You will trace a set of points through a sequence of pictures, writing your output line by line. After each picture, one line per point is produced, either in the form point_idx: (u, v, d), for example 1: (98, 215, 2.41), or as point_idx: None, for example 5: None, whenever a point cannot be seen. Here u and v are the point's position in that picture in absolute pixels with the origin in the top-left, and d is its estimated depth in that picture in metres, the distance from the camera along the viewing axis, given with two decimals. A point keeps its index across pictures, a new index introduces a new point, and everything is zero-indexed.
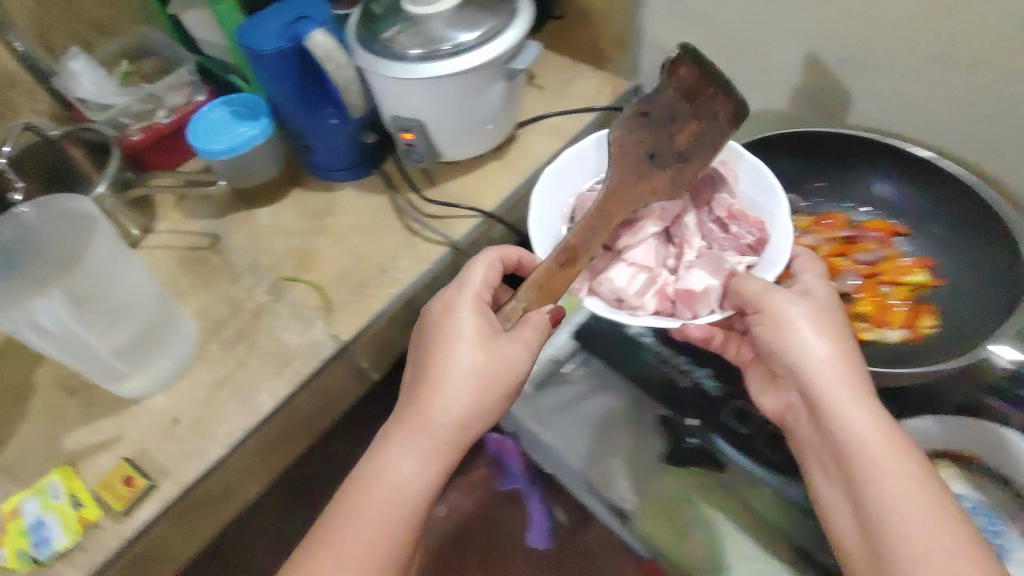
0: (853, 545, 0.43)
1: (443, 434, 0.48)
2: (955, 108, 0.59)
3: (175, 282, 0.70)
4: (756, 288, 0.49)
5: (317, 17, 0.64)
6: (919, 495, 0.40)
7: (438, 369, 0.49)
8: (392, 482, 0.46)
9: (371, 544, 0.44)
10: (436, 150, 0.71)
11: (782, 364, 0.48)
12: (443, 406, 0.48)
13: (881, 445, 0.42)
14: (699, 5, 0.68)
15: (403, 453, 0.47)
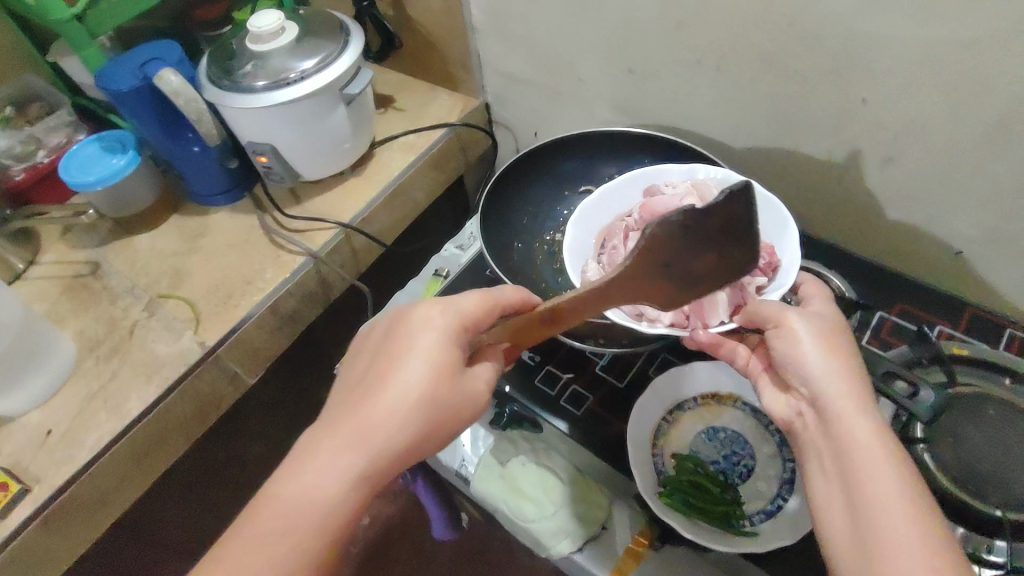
0: (841, 545, 0.40)
1: (381, 453, 0.41)
2: (722, 105, 0.66)
3: (57, 307, 0.75)
4: (773, 307, 0.50)
5: (168, 58, 0.70)
6: (902, 495, 0.39)
7: (388, 376, 0.44)
8: (300, 500, 0.39)
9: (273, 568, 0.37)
10: (296, 171, 0.79)
11: (802, 374, 0.47)
12: (388, 416, 0.42)
13: (876, 449, 0.42)
14: (515, 29, 0.77)
15: (328, 467, 0.40)
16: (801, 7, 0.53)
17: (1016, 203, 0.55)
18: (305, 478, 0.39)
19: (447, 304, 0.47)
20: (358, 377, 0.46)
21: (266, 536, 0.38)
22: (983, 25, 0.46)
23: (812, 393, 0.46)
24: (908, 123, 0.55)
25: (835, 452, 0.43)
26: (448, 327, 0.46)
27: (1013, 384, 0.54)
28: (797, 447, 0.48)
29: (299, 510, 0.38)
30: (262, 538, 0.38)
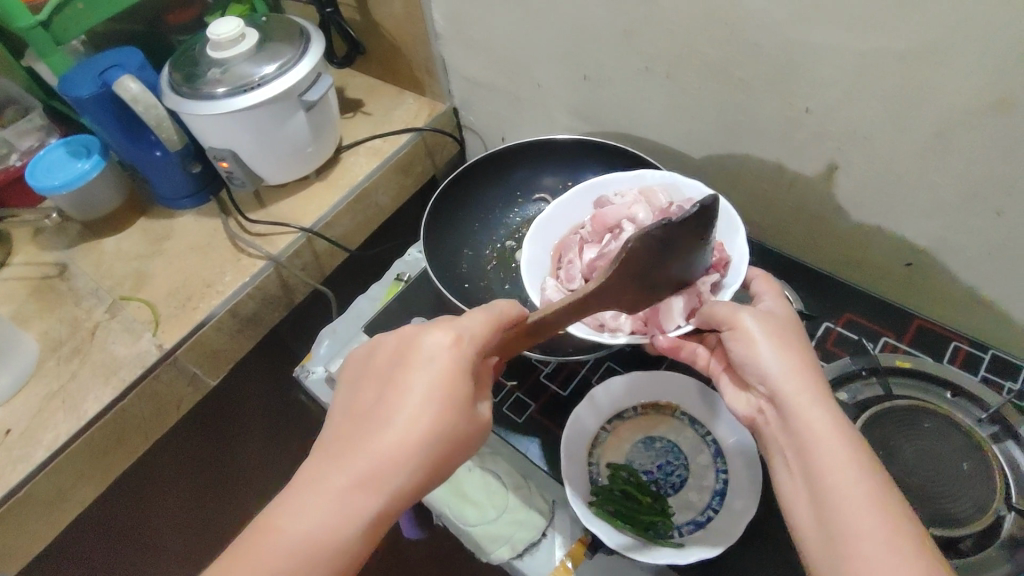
0: (812, 545, 0.39)
1: (384, 489, 0.38)
2: (674, 112, 0.66)
3: (22, 308, 0.76)
4: (727, 309, 0.48)
5: (129, 65, 0.72)
6: (866, 488, 0.37)
7: (394, 408, 0.41)
8: (298, 540, 0.36)
9: None
10: (259, 176, 0.80)
11: (759, 372, 0.45)
12: (396, 452, 0.39)
13: (840, 446, 0.39)
14: (474, 35, 0.76)
15: (329, 505, 0.37)
16: (742, 16, 0.52)
17: (959, 216, 0.54)
18: (304, 513, 0.37)
19: (456, 329, 0.44)
20: (360, 402, 0.42)
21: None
22: (918, 37, 0.45)
23: (770, 392, 0.44)
24: (851, 134, 0.55)
25: (796, 449, 0.41)
26: (458, 354, 0.43)
27: (954, 398, 0.56)
28: (761, 446, 0.46)
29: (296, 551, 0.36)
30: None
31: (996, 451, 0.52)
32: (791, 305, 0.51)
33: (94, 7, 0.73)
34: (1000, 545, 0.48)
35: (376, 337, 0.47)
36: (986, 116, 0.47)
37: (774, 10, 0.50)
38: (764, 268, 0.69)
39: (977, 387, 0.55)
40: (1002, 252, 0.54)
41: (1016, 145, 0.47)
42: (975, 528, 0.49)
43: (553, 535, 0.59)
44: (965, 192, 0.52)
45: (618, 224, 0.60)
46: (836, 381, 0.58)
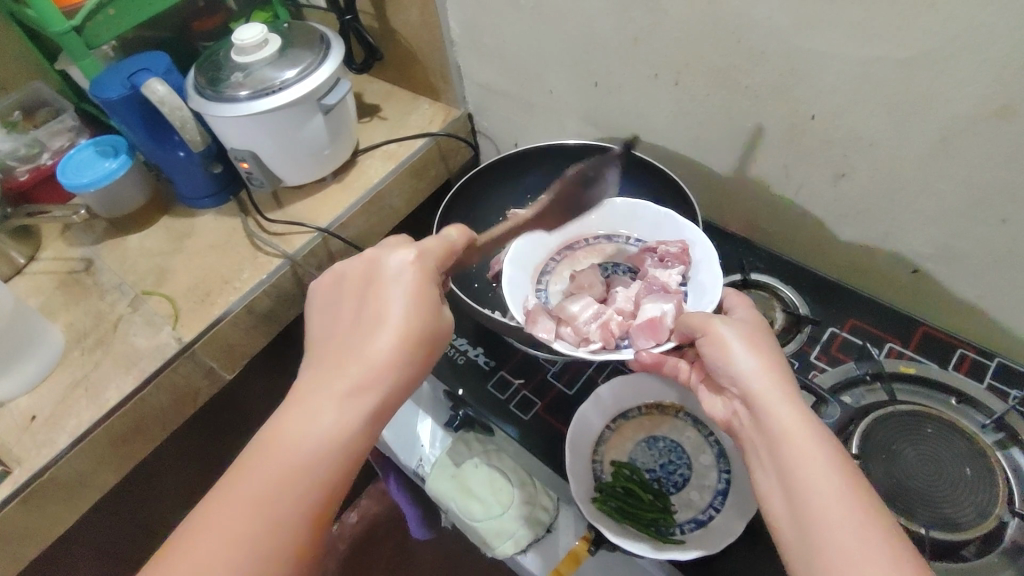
0: (787, 540, 0.39)
1: (376, 374, 0.43)
2: (683, 119, 0.67)
3: (50, 301, 0.79)
4: (700, 316, 0.50)
5: (157, 69, 0.75)
6: (835, 482, 0.38)
7: (379, 313, 0.45)
8: (315, 443, 0.40)
9: (285, 489, 0.38)
10: (277, 177, 0.83)
11: (730, 373, 0.47)
12: (385, 356, 0.43)
13: (805, 442, 0.40)
14: (488, 43, 0.78)
15: (334, 402, 0.41)
16: (746, 24, 0.54)
17: (964, 222, 0.55)
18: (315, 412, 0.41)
19: (417, 248, 0.48)
20: (341, 320, 0.46)
21: (275, 469, 0.39)
22: (918, 45, 0.46)
23: (742, 392, 0.45)
24: (857, 141, 0.55)
25: (768, 447, 0.42)
26: (423, 269, 0.48)
27: (959, 404, 0.57)
28: (737, 444, 0.47)
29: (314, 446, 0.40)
30: (269, 472, 0.39)
31: (999, 456, 0.53)
32: (759, 313, 0.53)
33: (124, 14, 0.76)
34: (1001, 550, 0.49)
35: (339, 263, 0.49)
36: (987, 123, 0.48)
37: (776, 17, 0.52)
38: (772, 274, 0.70)
39: (983, 394, 0.56)
40: (1007, 259, 0.54)
41: (1018, 150, 0.48)
42: (975, 533, 0.50)
43: (559, 533, 0.61)
44: (969, 199, 0.53)
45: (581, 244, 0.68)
46: (839, 386, 0.60)
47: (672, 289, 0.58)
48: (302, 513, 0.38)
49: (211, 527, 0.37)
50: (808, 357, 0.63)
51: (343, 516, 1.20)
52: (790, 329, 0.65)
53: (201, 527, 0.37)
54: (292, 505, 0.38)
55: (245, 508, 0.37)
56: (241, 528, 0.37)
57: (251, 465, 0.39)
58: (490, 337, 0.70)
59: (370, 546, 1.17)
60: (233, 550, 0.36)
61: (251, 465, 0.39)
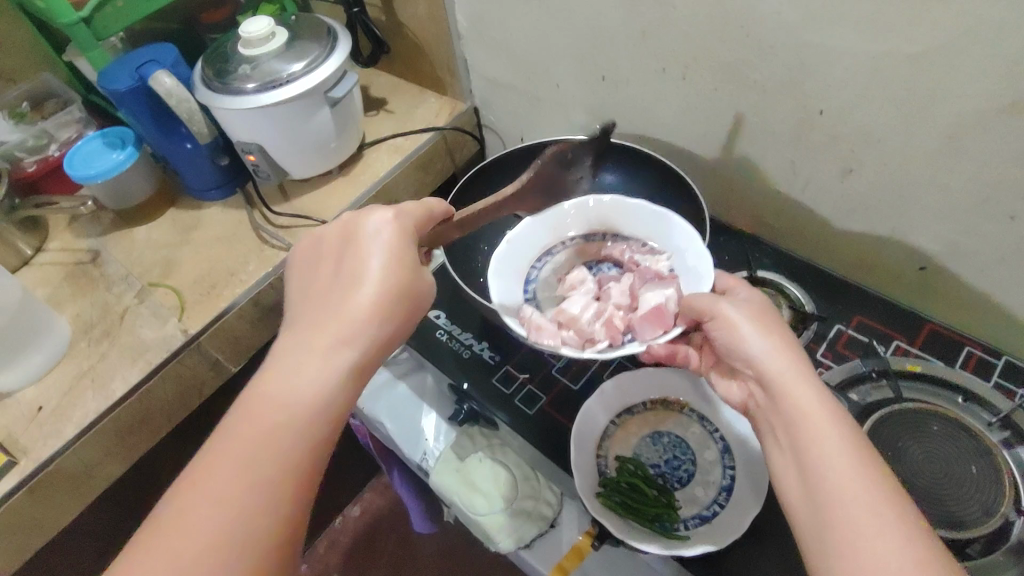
0: (801, 518, 0.39)
1: (353, 332, 0.42)
2: (690, 114, 0.67)
3: (58, 292, 0.79)
4: (706, 300, 0.50)
5: (164, 61, 0.75)
6: (850, 460, 0.38)
7: (351, 278, 0.45)
8: (295, 405, 0.39)
9: (265, 453, 0.37)
10: (283, 170, 0.83)
11: (744, 354, 0.46)
12: (363, 315, 0.43)
13: (821, 423, 0.40)
14: (494, 36, 0.78)
15: (313, 364, 0.41)
16: (755, 19, 0.53)
17: (973, 219, 0.54)
18: (285, 376, 0.40)
19: (394, 210, 0.48)
20: (313, 286, 0.46)
21: (255, 435, 0.37)
22: (929, 41, 0.46)
23: (756, 373, 0.45)
24: (866, 137, 0.55)
25: (784, 426, 0.42)
26: (401, 231, 0.48)
27: (966, 403, 0.56)
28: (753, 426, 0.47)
29: (278, 415, 0.38)
30: (248, 437, 0.37)
31: (1006, 455, 0.52)
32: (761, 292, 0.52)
33: (132, 6, 0.76)
34: (1009, 549, 0.48)
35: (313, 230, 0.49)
36: (998, 119, 0.47)
37: (785, 12, 0.51)
38: (778, 270, 0.70)
39: (990, 392, 0.55)
40: (1015, 257, 0.54)
41: None
42: (980, 532, 0.50)
43: (562, 530, 0.61)
44: (979, 196, 0.52)
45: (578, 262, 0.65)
46: (844, 383, 0.59)
47: (667, 276, 0.58)
48: (285, 479, 0.37)
49: (191, 501, 0.35)
50: (815, 354, 0.63)
51: (346, 509, 1.20)
52: (796, 326, 0.65)
53: (185, 500, 0.35)
54: (273, 469, 0.37)
55: (224, 477, 0.36)
56: (227, 500, 0.36)
57: (229, 432, 0.38)
58: (496, 332, 0.70)
59: (372, 539, 1.17)
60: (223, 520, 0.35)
61: (222, 441, 0.37)
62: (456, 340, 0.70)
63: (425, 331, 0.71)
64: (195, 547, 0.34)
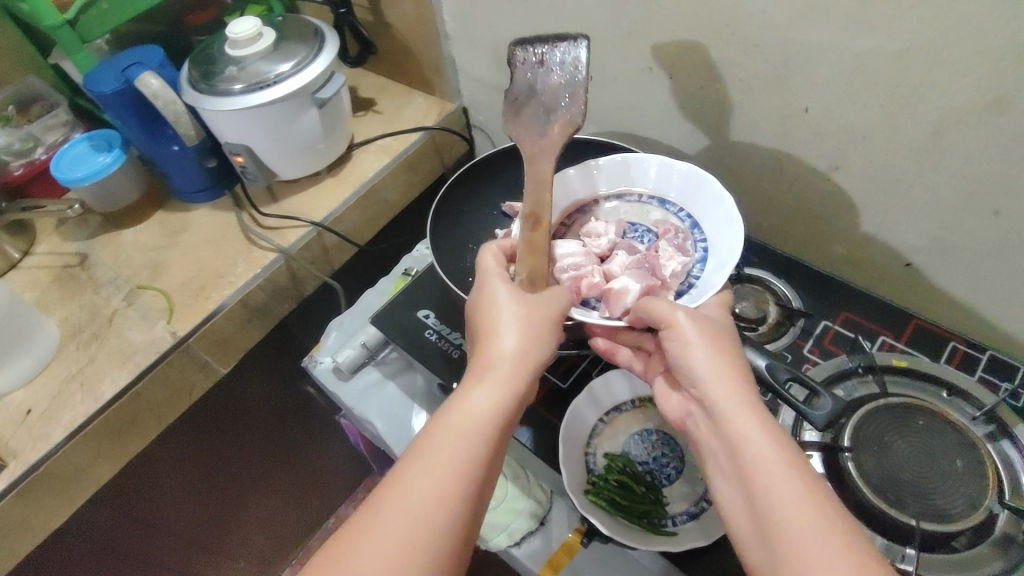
0: (751, 548, 0.40)
1: (510, 363, 0.47)
2: (676, 112, 0.67)
3: (46, 295, 0.79)
4: (664, 306, 0.49)
5: (150, 63, 0.75)
6: (795, 491, 0.39)
7: (499, 328, 0.49)
8: (472, 426, 0.44)
9: (451, 469, 0.42)
10: (271, 171, 0.83)
11: (691, 375, 0.48)
12: (516, 351, 0.48)
13: (767, 451, 0.41)
14: (482, 36, 0.78)
15: (484, 392, 0.46)
16: (739, 16, 0.54)
17: (957, 215, 0.55)
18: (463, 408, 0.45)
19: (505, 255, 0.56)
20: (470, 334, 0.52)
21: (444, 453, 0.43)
22: (911, 37, 0.46)
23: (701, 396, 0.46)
24: (850, 133, 0.55)
25: (729, 455, 0.43)
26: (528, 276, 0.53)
27: (950, 397, 0.57)
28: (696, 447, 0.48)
29: (460, 437, 0.44)
30: (435, 455, 0.43)
31: (989, 448, 0.53)
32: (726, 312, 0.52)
33: (117, 8, 0.76)
34: (992, 542, 0.49)
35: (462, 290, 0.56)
36: (981, 115, 0.47)
37: (770, 9, 0.51)
38: (766, 267, 0.70)
39: (974, 386, 0.56)
40: (999, 251, 0.54)
41: (1013, 142, 0.47)
42: (965, 525, 0.50)
43: (552, 525, 0.61)
44: (963, 191, 0.53)
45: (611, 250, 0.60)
46: (831, 379, 0.59)
47: (659, 275, 0.56)
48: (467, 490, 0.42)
49: (388, 508, 0.41)
50: (801, 351, 0.63)
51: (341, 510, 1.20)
52: (783, 322, 0.65)
53: (384, 509, 0.41)
54: (458, 484, 0.42)
55: (417, 488, 0.41)
56: (420, 508, 0.41)
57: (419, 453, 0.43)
58: None
59: None
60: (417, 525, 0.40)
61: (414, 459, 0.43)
62: (444, 340, 0.70)
63: (414, 331, 0.71)
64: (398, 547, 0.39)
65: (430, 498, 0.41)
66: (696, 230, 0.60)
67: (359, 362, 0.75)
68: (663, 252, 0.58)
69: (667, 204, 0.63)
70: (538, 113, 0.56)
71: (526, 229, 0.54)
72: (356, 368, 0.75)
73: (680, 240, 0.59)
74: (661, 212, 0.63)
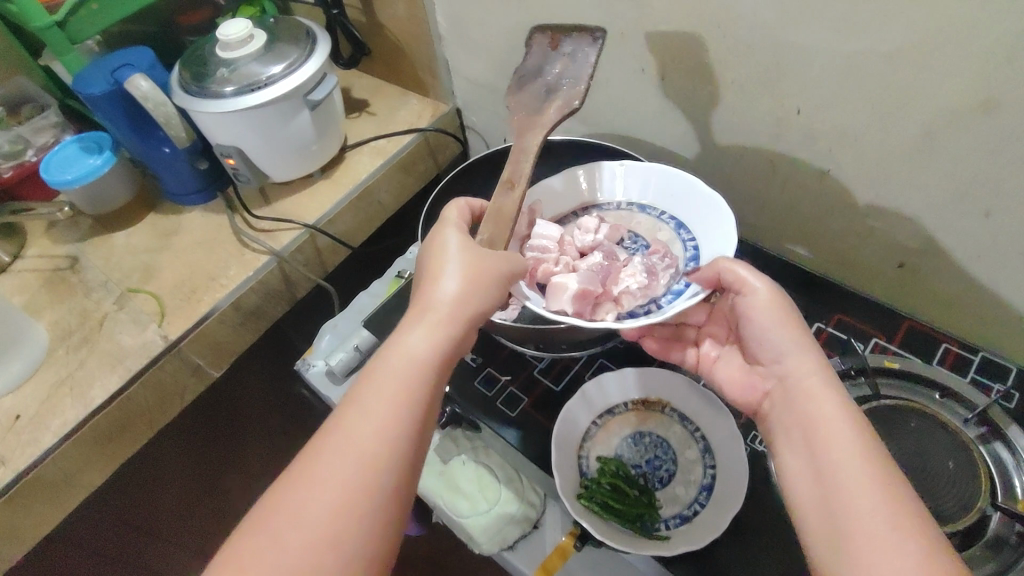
0: (810, 510, 0.41)
1: (449, 305, 0.46)
2: (669, 114, 0.67)
3: (36, 299, 0.78)
4: (738, 276, 0.51)
5: (140, 65, 0.74)
6: (863, 464, 0.40)
7: (438, 274, 0.47)
8: (409, 370, 0.42)
9: (388, 414, 0.40)
10: (264, 173, 0.83)
11: (773, 353, 0.49)
12: (456, 294, 0.46)
13: (842, 423, 0.43)
14: (475, 37, 0.78)
15: (420, 338, 0.44)
16: (730, 17, 0.53)
17: (948, 217, 0.55)
18: (397, 354, 0.43)
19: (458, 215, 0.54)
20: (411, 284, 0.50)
21: (379, 399, 0.41)
22: (901, 38, 0.46)
23: (782, 373, 0.48)
24: (842, 135, 0.55)
25: (802, 427, 0.45)
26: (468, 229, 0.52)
27: (942, 398, 0.56)
28: (766, 426, 0.49)
29: (396, 382, 0.42)
30: (371, 401, 0.41)
31: (982, 450, 0.53)
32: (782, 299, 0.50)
33: (107, 9, 0.75)
34: (985, 544, 0.49)
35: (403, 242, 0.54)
36: (972, 116, 0.47)
37: (761, 11, 0.51)
38: (759, 268, 0.70)
39: (967, 388, 0.56)
40: (991, 252, 0.55)
41: (1003, 144, 0.47)
42: (958, 527, 0.50)
43: (545, 527, 0.62)
44: (954, 193, 0.53)
45: (590, 246, 0.60)
46: None
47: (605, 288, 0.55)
48: (403, 433, 0.40)
49: (322, 457, 0.39)
50: None
51: None
52: None
53: (320, 457, 0.39)
54: (394, 427, 0.40)
55: (352, 436, 0.40)
56: (356, 454, 0.39)
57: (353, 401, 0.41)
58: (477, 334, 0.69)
59: None
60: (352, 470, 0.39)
61: (348, 408, 0.41)
62: None
63: None
64: (335, 494, 0.38)
65: (366, 444, 0.39)
66: (689, 263, 0.58)
67: (351, 365, 0.74)
68: (630, 268, 0.57)
69: (682, 229, 0.61)
70: (539, 91, 0.56)
71: (498, 193, 0.54)
72: (348, 371, 0.75)
73: (655, 269, 0.57)
74: (672, 235, 0.61)
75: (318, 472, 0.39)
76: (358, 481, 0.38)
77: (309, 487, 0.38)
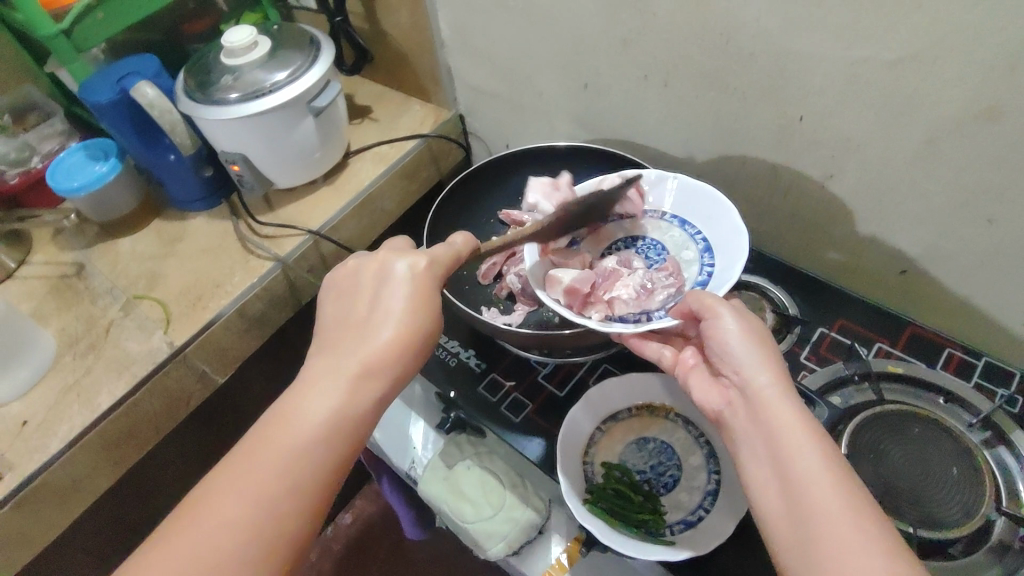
0: (779, 526, 0.40)
1: (375, 359, 0.47)
2: (672, 121, 0.67)
3: (42, 306, 0.79)
4: (711, 297, 0.50)
5: (146, 72, 0.75)
6: (826, 473, 0.39)
7: (377, 319, 0.48)
8: (313, 427, 0.43)
9: (282, 469, 0.42)
10: (268, 180, 0.83)
11: (732, 363, 0.47)
12: (384, 350, 0.47)
13: (802, 434, 0.42)
14: (478, 45, 0.78)
15: (333, 393, 0.45)
16: (733, 25, 0.54)
17: (951, 224, 0.55)
18: (306, 406, 0.44)
19: (428, 256, 0.51)
20: (343, 313, 0.50)
21: (281, 449, 0.42)
22: (904, 46, 0.47)
23: (742, 381, 0.46)
24: (846, 141, 0.55)
25: (763, 439, 0.43)
26: (432, 274, 0.51)
27: (946, 404, 0.57)
28: (726, 438, 0.47)
29: (301, 438, 0.43)
30: (268, 453, 0.42)
31: (987, 456, 0.53)
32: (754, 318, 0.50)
33: (113, 17, 0.76)
34: (988, 549, 0.49)
35: (350, 260, 0.53)
36: (975, 123, 0.48)
37: (763, 19, 0.52)
38: (762, 274, 0.70)
39: (971, 393, 0.57)
40: (995, 258, 0.55)
41: (1005, 151, 0.48)
42: (962, 533, 0.50)
43: (550, 532, 0.62)
44: (957, 201, 0.53)
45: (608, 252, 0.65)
46: (828, 386, 0.59)
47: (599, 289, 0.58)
48: (297, 491, 0.42)
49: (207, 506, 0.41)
50: (798, 358, 0.63)
51: (338, 517, 1.20)
52: (780, 329, 0.65)
53: (208, 501, 0.41)
54: (287, 484, 0.42)
55: (242, 486, 0.41)
56: (244, 505, 0.41)
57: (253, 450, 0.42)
58: (482, 340, 0.70)
59: (364, 546, 1.17)
60: (239, 520, 0.40)
61: (246, 458, 0.42)
62: (441, 348, 0.70)
63: None
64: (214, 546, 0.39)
65: (253, 499, 0.41)
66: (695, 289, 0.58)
67: None
68: (629, 280, 0.59)
69: (706, 254, 0.61)
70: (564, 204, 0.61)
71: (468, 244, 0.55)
72: None
73: (653, 289, 0.59)
74: (695, 258, 0.62)
75: (216, 510, 0.41)
76: (239, 533, 0.40)
77: (191, 537, 0.40)
